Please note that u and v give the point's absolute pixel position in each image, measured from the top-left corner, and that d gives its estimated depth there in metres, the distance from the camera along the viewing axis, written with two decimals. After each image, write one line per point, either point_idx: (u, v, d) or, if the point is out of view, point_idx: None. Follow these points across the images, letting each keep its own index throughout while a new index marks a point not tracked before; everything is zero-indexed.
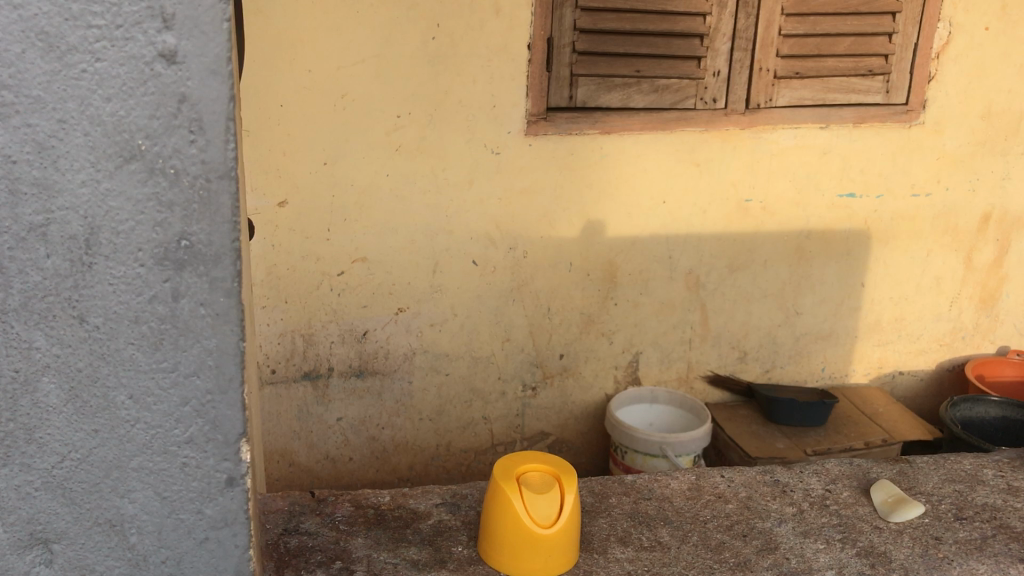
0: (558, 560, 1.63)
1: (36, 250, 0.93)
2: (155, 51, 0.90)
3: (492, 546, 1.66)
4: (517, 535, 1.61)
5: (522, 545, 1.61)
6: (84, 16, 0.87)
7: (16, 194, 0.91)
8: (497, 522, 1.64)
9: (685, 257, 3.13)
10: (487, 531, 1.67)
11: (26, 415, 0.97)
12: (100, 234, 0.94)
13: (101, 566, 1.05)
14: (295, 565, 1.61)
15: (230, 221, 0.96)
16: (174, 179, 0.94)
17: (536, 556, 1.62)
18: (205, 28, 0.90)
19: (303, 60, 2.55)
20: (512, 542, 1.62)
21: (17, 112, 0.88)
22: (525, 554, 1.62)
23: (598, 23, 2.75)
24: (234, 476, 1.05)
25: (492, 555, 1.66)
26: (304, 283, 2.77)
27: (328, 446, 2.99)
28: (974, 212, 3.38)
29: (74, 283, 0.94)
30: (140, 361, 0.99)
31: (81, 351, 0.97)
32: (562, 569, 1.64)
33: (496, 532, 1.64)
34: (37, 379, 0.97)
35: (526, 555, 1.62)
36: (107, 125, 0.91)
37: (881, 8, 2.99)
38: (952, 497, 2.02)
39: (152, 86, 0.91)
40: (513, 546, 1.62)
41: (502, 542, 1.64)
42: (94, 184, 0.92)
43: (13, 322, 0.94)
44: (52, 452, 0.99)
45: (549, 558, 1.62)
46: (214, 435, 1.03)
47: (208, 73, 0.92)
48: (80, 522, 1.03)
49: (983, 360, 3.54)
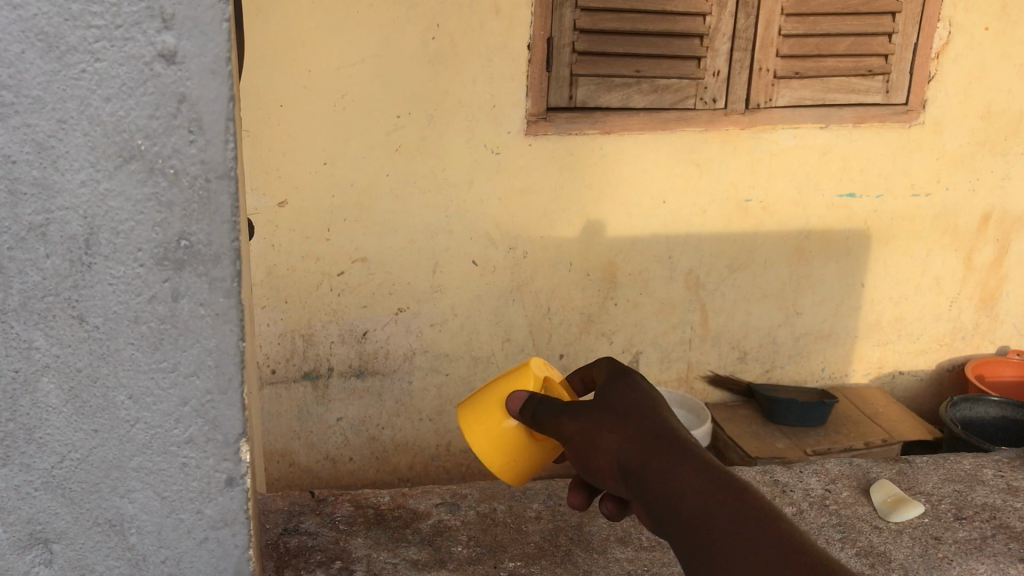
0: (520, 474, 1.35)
1: (36, 250, 0.81)
2: (155, 51, 0.78)
3: (472, 414, 1.35)
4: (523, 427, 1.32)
5: (516, 439, 1.32)
6: (83, 16, 0.76)
7: (16, 194, 0.79)
8: (500, 403, 1.33)
9: (685, 258, 3.13)
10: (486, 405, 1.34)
11: (26, 415, 0.85)
12: (101, 234, 0.82)
13: (101, 566, 0.93)
14: (295, 565, 1.55)
15: (230, 221, 0.83)
16: (174, 180, 0.82)
17: (516, 458, 1.34)
18: (205, 28, 0.79)
19: (303, 59, 2.55)
20: (507, 427, 1.32)
21: (16, 111, 0.77)
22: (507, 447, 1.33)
23: (598, 23, 2.74)
24: (234, 476, 0.92)
25: (462, 426, 1.36)
26: (305, 284, 2.77)
27: (328, 446, 3.00)
28: (974, 212, 3.39)
29: (73, 283, 0.82)
30: (139, 361, 0.86)
31: (81, 351, 0.85)
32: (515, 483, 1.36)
33: (491, 410, 1.33)
34: (37, 378, 0.84)
35: (510, 452, 1.33)
36: (107, 126, 0.79)
37: (881, 8, 2.98)
38: (952, 497, 2.02)
39: (151, 86, 0.79)
40: (505, 429, 1.32)
41: (490, 420, 1.33)
42: (94, 184, 0.80)
43: (13, 322, 0.82)
44: (52, 452, 0.87)
45: (525, 466, 1.35)
46: (213, 435, 0.90)
47: (208, 73, 0.80)
48: (80, 521, 0.91)
49: (984, 360, 3.54)
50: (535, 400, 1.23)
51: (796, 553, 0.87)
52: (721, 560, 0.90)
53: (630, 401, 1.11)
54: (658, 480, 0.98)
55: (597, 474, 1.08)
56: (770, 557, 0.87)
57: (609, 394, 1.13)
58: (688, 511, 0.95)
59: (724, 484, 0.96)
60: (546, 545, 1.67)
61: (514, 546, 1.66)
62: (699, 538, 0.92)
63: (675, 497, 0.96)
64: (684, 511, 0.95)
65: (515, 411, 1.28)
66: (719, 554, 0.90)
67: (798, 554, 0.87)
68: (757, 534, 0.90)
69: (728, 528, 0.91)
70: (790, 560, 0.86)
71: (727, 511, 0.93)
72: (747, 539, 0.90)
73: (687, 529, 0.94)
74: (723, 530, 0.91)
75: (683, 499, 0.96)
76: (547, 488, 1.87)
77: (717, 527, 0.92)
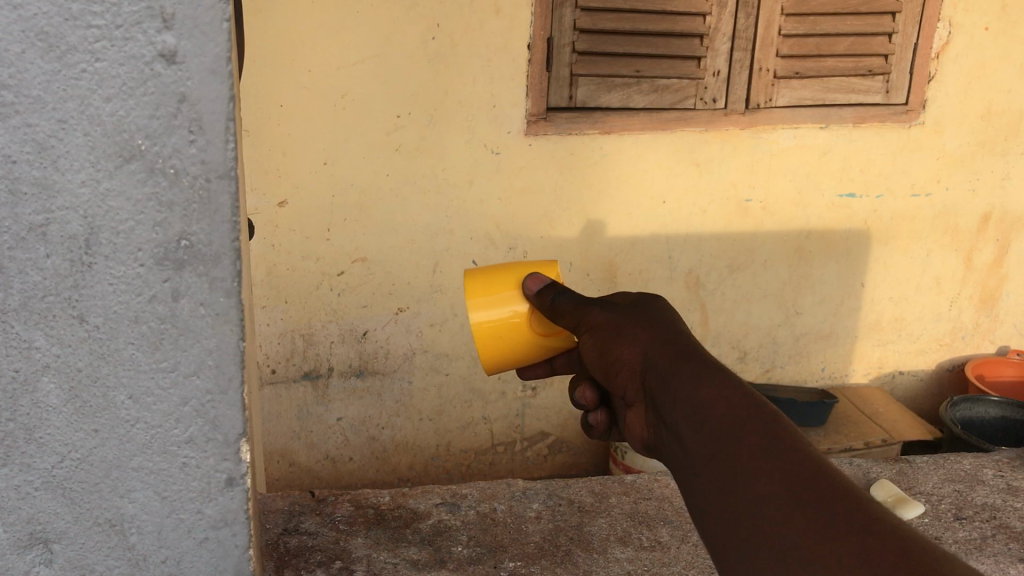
0: (499, 361, 1.27)
1: (36, 250, 0.81)
2: (155, 51, 0.78)
3: (481, 277, 1.28)
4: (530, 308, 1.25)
5: (517, 318, 1.25)
6: (83, 16, 0.76)
7: (16, 194, 0.79)
8: (517, 277, 1.27)
9: (685, 258, 3.13)
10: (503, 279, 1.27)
11: (26, 415, 0.85)
12: (101, 234, 0.82)
13: (101, 566, 0.93)
14: (295, 565, 1.55)
15: (230, 221, 0.83)
16: (174, 180, 0.81)
17: (506, 337, 1.26)
18: (205, 28, 0.79)
19: (302, 59, 2.55)
20: (513, 301, 1.25)
21: (17, 112, 0.77)
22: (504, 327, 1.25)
23: (597, 23, 2.73)
24: (234, 476, 0.92)
25: (465, 284, 1.28)
26: (305, 284, 2.77)
27: (328, 446, 3.00)
28: (974, 212, 3.39)
29: (74, 283, 0.82)
30: (140, 361, 0.86)
31: (82, 350, 0.84)
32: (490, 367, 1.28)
33: (504, 278, 1.27)
34: (38, 378, 0.84)
35: (506, 329, 1.25)
36: (107, 126, 0.79)
37: (881, 8, 2.97)
38: (952, 497, 2.02)
39: (151, 86, 0.79)
40: (511, 302, 1.25)
41: (501, 286, 1.26)
42: (94, 184, 0.80)
43: (13, 322, 0.82)
44: (52, 452, 0.87)
45: (510, 350, 1.27)
46: (214, 435, 0.90)
47: (208, 73, 0.80)
48: (80, 521, 0.90)
49: (983, 360, 3.55)
50: (556, 289, 1.19)
51: (825, 475, 0.77)
52: (735, 467, 0.82)
53: (674, 322, 1.08)
54: (687, 384, 0.94)
55: (618, 371, 1.07)
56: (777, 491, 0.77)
57: (653, 307, 1.11)
58: (714, 418, 0.88)
59: (761, 403, 0.88)
60: (546, 545, 1.67)
61: (514, 546, 1.66)
62: (718, 446, 0.85)
63: (701, 402, 0.91)
64: (710, 417, 0.88)
65: (530, 290, 1.23)
66: (735, 461, 0.82)
67: (829, 478, 0.77)
68: (787, 451, 0.81)
69: (754, 439, 0.83)
70: (816, 479, 0.77)
71: (759, 422, 0.85)
72: (771, 450, 0.81)
73: (708, 437, 0.87)
74: (747, 437, 0.83)
75: (709, 404, 0.90)
76: (547, 488, 1.87)
77: (742, 438, 0.84)
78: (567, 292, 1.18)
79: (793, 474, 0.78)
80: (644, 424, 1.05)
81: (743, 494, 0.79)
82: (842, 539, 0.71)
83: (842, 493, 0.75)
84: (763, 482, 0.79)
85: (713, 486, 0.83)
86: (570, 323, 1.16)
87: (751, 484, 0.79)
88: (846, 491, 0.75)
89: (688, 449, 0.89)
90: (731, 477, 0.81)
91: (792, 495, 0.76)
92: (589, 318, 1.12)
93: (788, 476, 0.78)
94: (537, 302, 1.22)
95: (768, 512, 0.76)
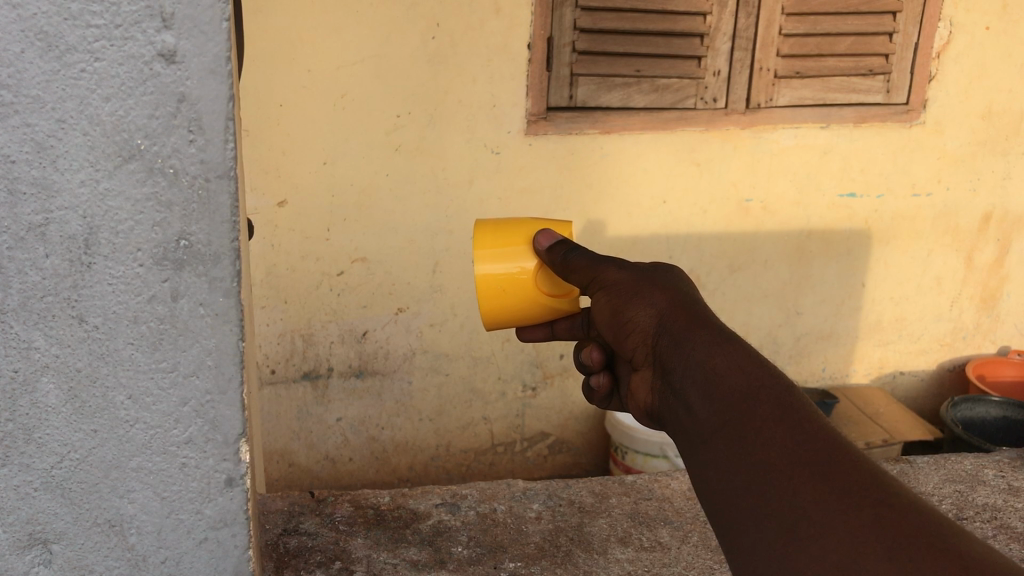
0: (499, 314, 1.27)
1: (35, 250, 0.80)
2: (154, 51, 0.78)
3: (491, 231, 1.27)
4: (538, 263, 1.25)
5: (524, 272, 1.24)
6: (83, 15, 0.76)
7: (15, 194, 0.79)
8: (529, 232, 1.26)
9: (686, 258, 3.13)
10: (511, 233, 1.27)
11: (26, 415, 0.85)
12: (101, 233, 0.81)
13: (100, 566, 0.93)
14: (295, 566, 1.55)
15: (230, 221, 0.83)
16: (173, 180, 0.81)
17: (509, 291, 1.25)
18: (205, 28, 0.79)
19: (302, 59, 2.54)
20: (522, 255, 1.25)
21: (16, 112, 0.77)
22: (509, 280, 1.25)
23: (598, 23, 2.72)
24: (234, 476, 0.92)
25: (474, 235, 1.28)
26: (305, 284, 2.77)
27: (328, 446, 3.00)
28: (975, 212, 3.39)
29: (73, 283, 0.82)
30: (139, 361, 0.86)
31: (81, 350, 0.84)
32: (489, 319, 1.28)
33: (514, 233, 1.26)
34: (37, 378, 0.84)
35: (510, 284, 1.25)
36: (107, 126, 0.79)
37: (882, 8, 2.97)
38: (953, 497, 2.01)
39: (150, 86, 0.79)
40: (520, 257, 1.25)
41: (510, 239, 1.26)
42: (94, 184, 0.80)
43: (13, 322, 0.82)
44: (52, 452, 0.87)
45: (512, 306, 1.26)
46: (213, 435, 0.90)
47: (208, 73, 0.79)
48: (80, 521, 0.90)
49: (983, 360, 3.55)
50: (568, 247, 1.19)
51: (842, 452, 0.73)
52: (745, 438, 0.78)
53: (691, 291, 1.04)
54: (699, 349, 0.90)
55: (628, 333, 1.04)
56: (784, 459, 0.74)
57: (670, 273, 1.07)
58: (725, 387, 0.84)
59: (778, 373, 0.83)
60: (547, 545, 1.66)
61: (515, 546, 1.66)
62: (728, 415, 0.81)
63: (714, 370, 0.86)
64: (722, 386, 0.84)
65: (542, 245, 1.23)
66: (746, 432, 0.78)
67: (846, 454, 0.73)
68: (803, 423, 0.76)
69: (767, 409, 0.79)
70: (832, 453, 0.73)
71: (771, 392, 0.80)
72: (787, 422, 0.77)
73: (718, 405, 0.83)
74: (760, 407, 0.79)
75: (721, 372, 0.85)
76: (547, 488, 1.86)
77: (754, 408, 0.79)
78: (577, 248, 1.18)
79: (808, 447, 0.74)
80: (648, 387, 1.02)
81: (752, 466, 0.76)
82: (854, 515, 0.68)
83: (859, 471, 0.71)
84: (774, 455, 0.75)
85: (721, 457, 0.79)
86: (583, 280, 1.14)
87: (761, 456, 0.76)
88: (862, 471, 0.72)
89: (696, 417, 0.86)
90: (741, 448, 0.77)
91: (806, 468, 0.72)
92: (604, 277, 1.10)
93: (800, 450, 0.74)
94: (546, 257, 1.22)
95: (778, 481, 0.73)
